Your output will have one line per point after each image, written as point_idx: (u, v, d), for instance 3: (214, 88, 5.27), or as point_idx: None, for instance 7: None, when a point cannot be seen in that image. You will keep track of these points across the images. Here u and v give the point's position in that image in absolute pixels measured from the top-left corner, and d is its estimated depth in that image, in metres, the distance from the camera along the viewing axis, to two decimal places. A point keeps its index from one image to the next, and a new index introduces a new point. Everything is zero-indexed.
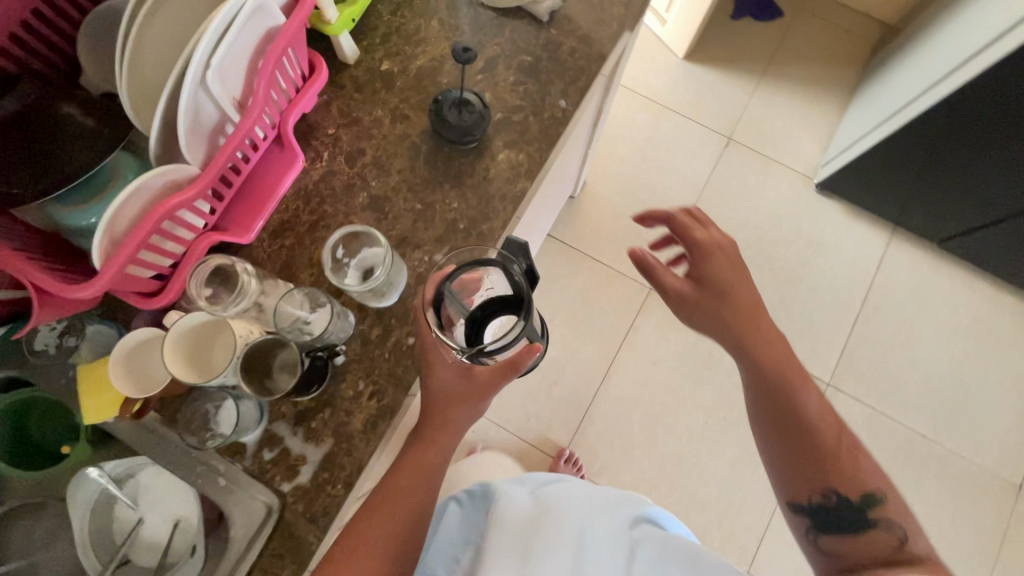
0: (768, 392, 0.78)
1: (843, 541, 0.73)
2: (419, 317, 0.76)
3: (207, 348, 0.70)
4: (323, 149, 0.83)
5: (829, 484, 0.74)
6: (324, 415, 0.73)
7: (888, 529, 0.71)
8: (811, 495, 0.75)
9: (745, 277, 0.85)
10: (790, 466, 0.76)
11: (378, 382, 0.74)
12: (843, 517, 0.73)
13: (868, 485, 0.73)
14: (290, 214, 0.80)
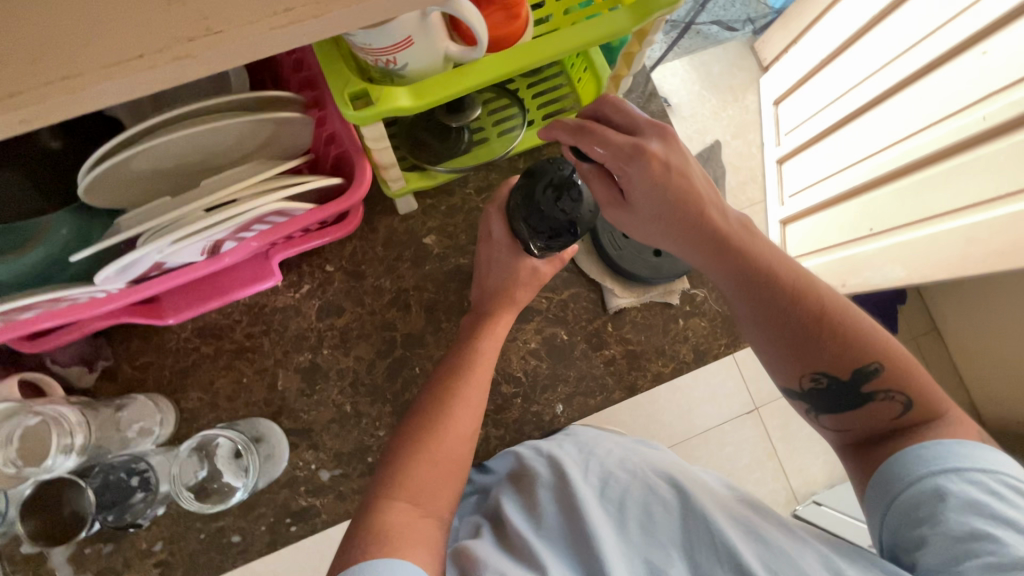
0: (723, 249, 0.53)
1: (852, 415, 0.55)
2: (257, 522, 0.67)
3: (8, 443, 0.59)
4: (307, 279, 0.72)
5: (828, 368, 0.54)
6: (101, 551, 0.64)
7: (887, 397, 0.53)
8: (800, 378, 0.55)
9: (690, 180, 0.50)
10: (780, 359, 0.55)
11: (173, 554, 0.65)
12: (844, 400, 0.54)
13: (867, 358, 0.53)
14: (225, 323, 0.70)
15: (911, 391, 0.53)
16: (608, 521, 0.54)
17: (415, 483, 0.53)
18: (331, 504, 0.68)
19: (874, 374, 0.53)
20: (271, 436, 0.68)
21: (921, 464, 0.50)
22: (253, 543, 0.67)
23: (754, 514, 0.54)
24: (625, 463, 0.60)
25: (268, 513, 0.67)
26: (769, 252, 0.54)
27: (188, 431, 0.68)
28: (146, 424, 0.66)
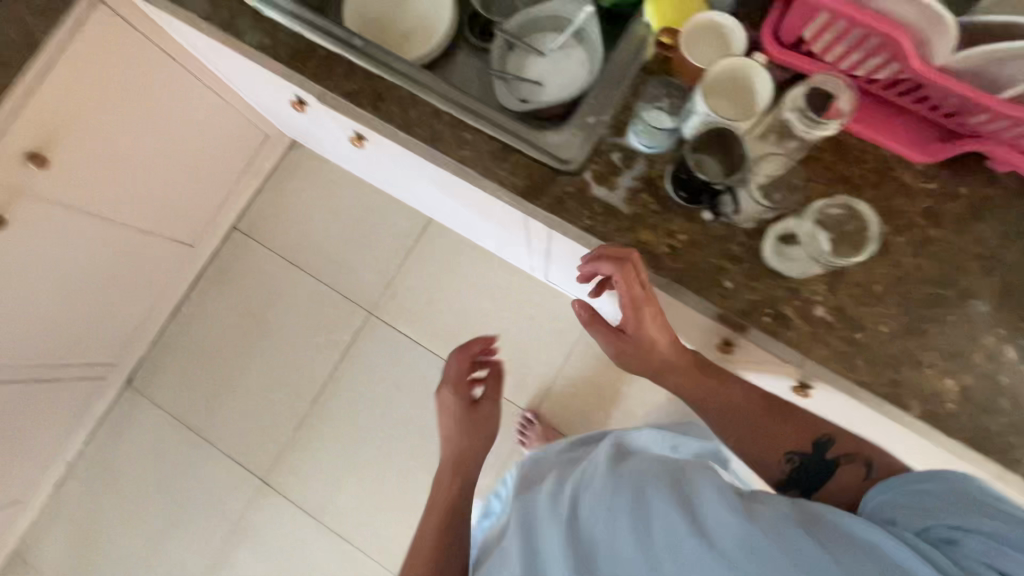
0: (754, 420, 0.78)
1: (827, 487, 0.73)
2: (745, 289, 0.74)
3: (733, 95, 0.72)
4: (934, 183, 0.75)
5: (795, 446, 0.76)
6: (650, 204, 0.77)
7: (849, 461, 0.73)
8: (781, 461, 0.76)
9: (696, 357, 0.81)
10: (765, 443, 0.77)
11: (680, 251, 0.75)
12: (818, 474, 0.74)
13: (821, 431, 0.76)
14: (852, 154, 0.76)
15: (862, 455, 0.73)
16: (629, 528, 0.61)
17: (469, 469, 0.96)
18: (797, 334, 0.73)
19: (829, 445, 0.75)
20: (877, 239, 0.72)
21: (889, 503, 0.62)
22: (730, 299, 0.74)
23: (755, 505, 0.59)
24: (614, 480, 0.71)
25: (755, 292, 0.74)
26: (734, 398, 0.80)
27: (776, 188, 0.74)
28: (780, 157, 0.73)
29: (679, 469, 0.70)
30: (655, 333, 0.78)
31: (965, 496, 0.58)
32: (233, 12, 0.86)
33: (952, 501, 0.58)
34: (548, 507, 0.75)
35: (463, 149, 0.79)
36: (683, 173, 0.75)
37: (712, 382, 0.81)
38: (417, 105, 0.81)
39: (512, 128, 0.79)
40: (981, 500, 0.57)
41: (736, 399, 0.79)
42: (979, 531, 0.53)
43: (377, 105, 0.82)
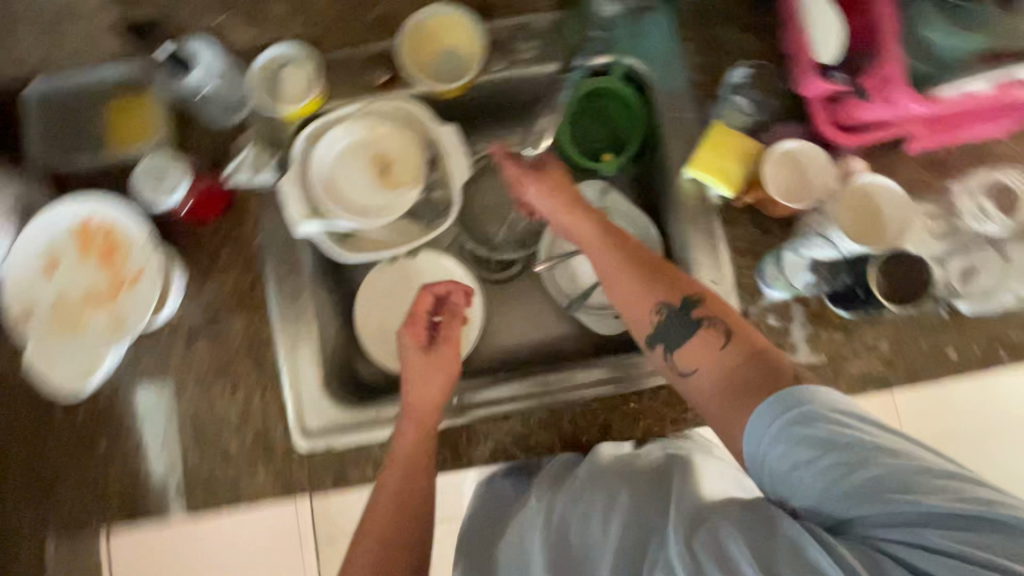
0: (636, 295, 0.61)
1: (689, 351, 0.56)
2: (974, 344, 0.69)
3: (869, 213, 0.66)
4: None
5: (666, 298, 0.59)
6: (835, 335, 0.71)
7: (710, 324, 0.56)
8: (652, 309, 0.60)
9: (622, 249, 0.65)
10: (638, 298, 0.61)
11: (896, 356, 0.70)
12: (674, 328, 0.58)
13: (690, 291, 0.59)
14: (950, 160, 0.72)
15: (730, 321, 0.56)
16: (558, 531, 0.57)
17: (420, 491, 0.63)
18: None
19: (698, 303, 0.58)
20: None
21: (807, 406, 0.46)
22: (966, 363, 0.69)
23: (768, 509, 0.45)
24: (586, 471, 0.63)
25: (982, 339, 0.69)
26: (639, 278, 0.62)
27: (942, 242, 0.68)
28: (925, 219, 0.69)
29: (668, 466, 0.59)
30: (608, 261, 0.65)
31: (844, 433, 0.44)
32: (307, 470, 0.71)
33: (878, 492, 0.41)
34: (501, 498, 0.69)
35: (640, 421, 0.71)
36: (860, 289, 0.66)
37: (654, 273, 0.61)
38: (562, 412, 0.72)
39: (610, 373, 0.74)
40: (842, 417, 0.45)
41: (636, 284, 0.61)
42: (934, 524, 0.39)
43: (529, 446, 0.72)
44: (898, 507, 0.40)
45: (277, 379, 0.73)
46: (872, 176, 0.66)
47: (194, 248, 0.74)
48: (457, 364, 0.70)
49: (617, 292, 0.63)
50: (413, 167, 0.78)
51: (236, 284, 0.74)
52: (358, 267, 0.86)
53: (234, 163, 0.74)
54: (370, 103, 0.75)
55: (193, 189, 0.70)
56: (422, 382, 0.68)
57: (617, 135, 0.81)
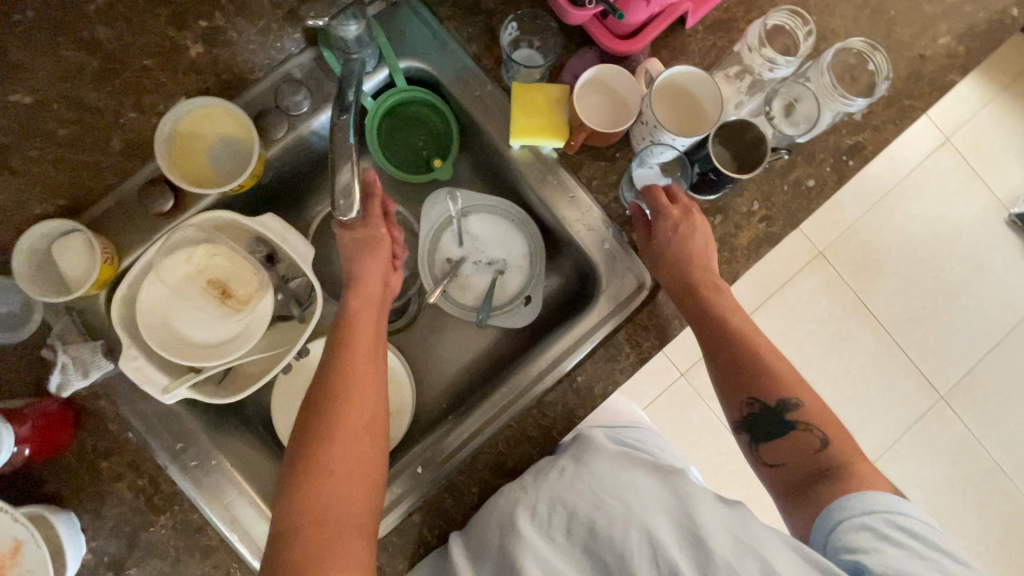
0: (721, 386, 0.64)
1: (779, 446, 0.60)
2: (824, 165, 0.73)
3: (680, 105, 0.67)
4: None
5: (753, 394, 0.61)
6: (714, 220, 0.73)
7: (810, 428, 0.59)
8: (740, 405, 0.62)
9: (682, 253, 0.67)
10: (724, 381, 0.63)
11: (770, 209, 0.74)
12: (773, 429, 0.60)
13: (787, 395, 0.60)
14: (726, 17, 0.74)
15: (800, 394, 0.60)
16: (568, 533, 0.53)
17: (349, 456, 0.56)
18: (873, 139, 0.74)
19: (791, 408, 0.60)
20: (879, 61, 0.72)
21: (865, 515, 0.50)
22: (827, 185, 0.74)
23: (756, 527, 0.49)
24: (584, 461, 0.59)
25: (827, 158, 0.74)
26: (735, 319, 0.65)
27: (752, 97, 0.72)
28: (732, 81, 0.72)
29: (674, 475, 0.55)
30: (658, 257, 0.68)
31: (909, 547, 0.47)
32: None
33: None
34: (493, 517, 0.59)
35: (595, 387, 0.71)
36: (712, 173, 0.66)
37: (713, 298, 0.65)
38: (525, 421, 0.70)
39: (610, 309, 0.73)
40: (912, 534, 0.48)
41: (717, 373, 0.64)
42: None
43: (511, 470, 0.70)
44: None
45: (236, 554, 0.65)
46: (671, 69, 0.66)
47: (68, 481, 0.65)
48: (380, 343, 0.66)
49: (720, 378, 0.63)
50: (253, 274, 0.70)
51: (137, 489, 0.65)
52: (259, 394, 0.79)
53: (57, 375, 0.63)
54: (168, 238, 0.67)
55: (23, 433, 0.60)
56: (359, 345, 0.64)
57: (438, 135, 0.79)
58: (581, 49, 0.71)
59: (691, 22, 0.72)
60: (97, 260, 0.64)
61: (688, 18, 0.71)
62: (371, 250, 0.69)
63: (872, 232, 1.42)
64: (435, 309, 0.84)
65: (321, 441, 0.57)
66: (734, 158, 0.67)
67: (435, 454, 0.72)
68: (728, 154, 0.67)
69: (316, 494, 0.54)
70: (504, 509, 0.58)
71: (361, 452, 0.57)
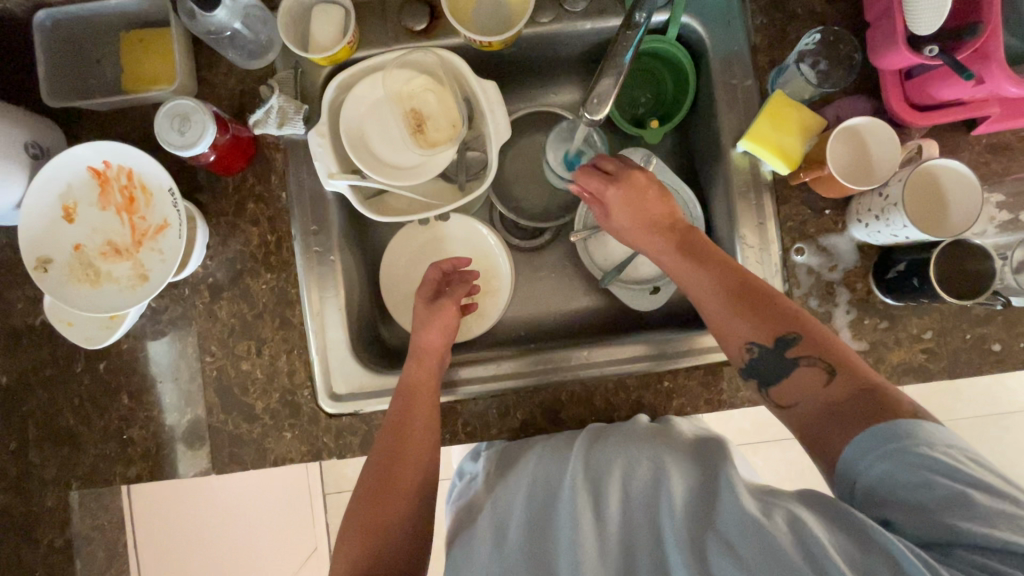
0: (721, 333, 0.59)
1: (790, 385, 0.54)
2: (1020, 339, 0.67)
3: (931, 199, 0.62)
4: None
5: (755, 336, 0.56)
6: (878, 323, 0.69)
7: (812, 361, 0.53)
8: (744, 352, 0.57)
9: (652, 200, 0.68)
10: (725, 327, 0.59)
11: (938, 346, 0.69)
12: (777, 366, 0.55)
13: (786, 328, 0.55)
14: (1018, 145, 0.68)
15: (833, 357, 0.52)
16: (597, 501, 0.53)
17: (414, 445, 0.63)
18: None
19: (795, 341, 0.54)
20: None
21: (916, 443, 0.44)
22: (1009, 358, 0.68)
23: (820, 513, 0.44)
24: (601, 437, 0.60)
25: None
26: (720, 275, 0.60)
27: (995, 234, 0.66)
28: (987, 207, 0.67)
29: (712, 457, 0.54)
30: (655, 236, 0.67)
31: (959, 483, 0.41)
32: (334, 435, 0.70)
33: (946, 530, 0.40)
34: (518, 478, 0.60)
35: (675, 399, 0.70)
36: (916, 278, 0.62)
37: (709, 267, 0.61)
38: (597, 389, 0.71)
39: (647, 351, 0.71)
40: (963, 461, 0.42)
41: (715, 316, 0.59)
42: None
43: (560, 422, 0.70)
44: (979, 540, 0.39)
45: (304, 339, 0.71)
46: (943, 161, 0.61)
47: (217, 201, 0.71)
48: (452, 332, 0.72)
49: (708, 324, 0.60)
50: (452, 125, 0.73)
51: (262, 240, 0.71)
52: (384, 228, 0.83)
53: (260, 112, 0.67)
54: (407, 52, 0.70)
55: (218, 140, 0.64)
56: (432, 334, 0.70)
57: (666, 99, 0.79)
58: (859, 94, 0.67)
59: (978, 131, 0.66)
60: (345, 36, 0.68)
61: (979, 127, 0.66)
62: (426, 322, 0.71)
63: (978, 441, 1.29)
64: (564, 249, 0.84)
65: (399, 416, 0.64)
66: (952, 280, 0.62)
67: (454, 385, 0.72)
68: (949, 271, 0.62)
69: (383, 467, 0.62)
70: (527, 479, 0.60)
71: (422, 442, 0.63)
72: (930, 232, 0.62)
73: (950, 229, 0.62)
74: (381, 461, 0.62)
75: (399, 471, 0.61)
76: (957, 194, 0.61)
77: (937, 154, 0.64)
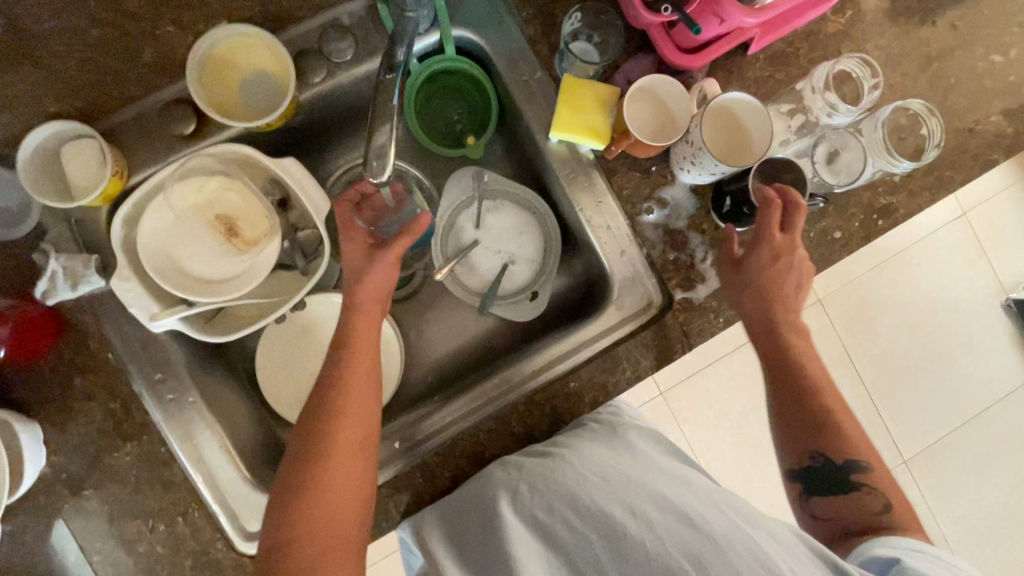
0: (783, 424, 0.64)
1: (832, 502, 0.60)
2: (854, 220, 0.72)
3: (731, 133, 0.66)
4: (845, 9, 0.74)
5: (820, 447, 0.61)
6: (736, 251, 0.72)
7: (873, 490, 0.59)
8: (800, 457, 0.62)
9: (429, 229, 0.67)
10: (793, 429, 0.63)
11: None
12: (827, 482, 0.61)
13: (857, 455, 0.60)
14: (788, 50, 0.73)
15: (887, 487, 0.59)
16: (558, 529, 0.49)
17: (337, 468, 0.55)
18: (906, 204, 0.72)
19: (857, 470, 0.60)
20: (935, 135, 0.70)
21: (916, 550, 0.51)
22: (853, 239, 0.73)
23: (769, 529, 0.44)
24: (560, 455, 0.55)
25: (859, 214, 0.72)
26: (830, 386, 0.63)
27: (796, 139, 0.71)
28: (784, 116, 0.71)
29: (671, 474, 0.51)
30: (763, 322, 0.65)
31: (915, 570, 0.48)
32: None
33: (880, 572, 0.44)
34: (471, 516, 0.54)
35: (585, 396, 0.70)
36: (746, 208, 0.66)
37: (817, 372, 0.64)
38: (510, 417, 0.70)
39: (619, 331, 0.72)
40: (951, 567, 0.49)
41: (801, 421, 0.62)
42: None
43: (486, 462, 0.69)
44: None
45: (194, 493, 0.64)
46: (728, 95, 0.64)
47: (38, 390, 0.63)
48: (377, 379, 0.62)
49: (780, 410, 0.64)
50: (264, 216, 0.68)
51: (106, 411, 0.64)
52: (246, 338, 0.77)
53: (45, 282, 0.60)
54: (183, 162, 0.64)
55: (1, 334, 0.58)
56: (359, 376, 0.60)
57: (473, 111, 0.78)
58: (638, 53, 0.69)
59: (752, 50, 0.70)
60: (106, 170, 0.61)
61: (751, 46, 0.70)
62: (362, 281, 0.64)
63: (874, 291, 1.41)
64: (438, 286, 0.82)
65: (318, 461, 0.55)
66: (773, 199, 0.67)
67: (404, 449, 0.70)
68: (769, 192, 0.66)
69: (297, 508, 0.54)
70: (485, 510, 0.53)
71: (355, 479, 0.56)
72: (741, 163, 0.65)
73: (755, 155, 0.65)
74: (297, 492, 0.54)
75: (322, 506, 0.54)
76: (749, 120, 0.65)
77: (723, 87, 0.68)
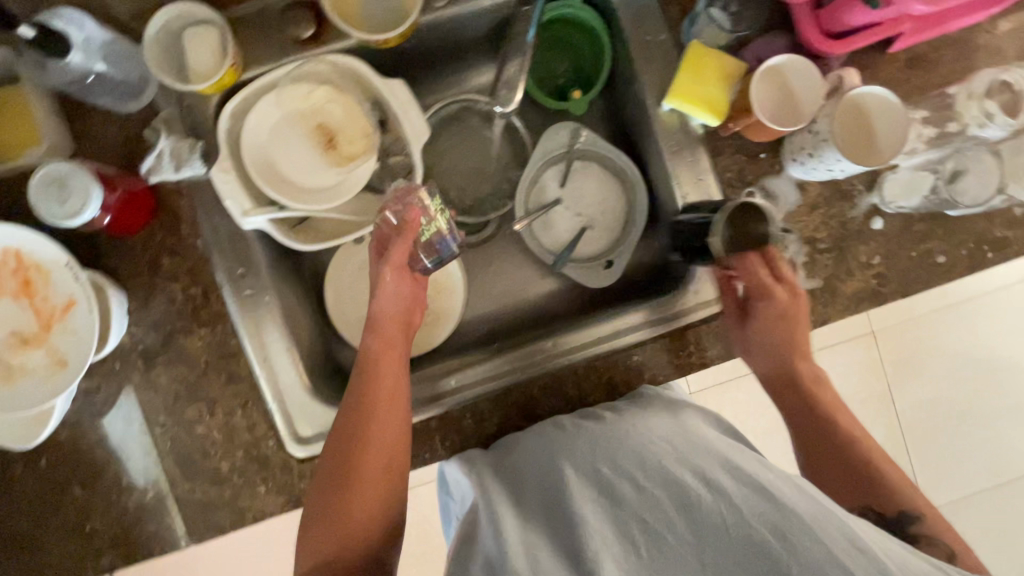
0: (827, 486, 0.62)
1: None
2: (962, 247, 0.68)
3: (857, 130, 0.62)
4: (1002, 22, 0.69)
5: (869, 502, 0.60)
6: (830, 256, 0.69)
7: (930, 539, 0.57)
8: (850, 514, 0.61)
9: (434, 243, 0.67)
10: (833, 485, 0.62)
11: (890, 269, 0.69)
12: None
13: (903, 501, 0.59)
14: (931, 56, 0.68)
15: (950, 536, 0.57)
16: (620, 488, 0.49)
17: (370, 462, 0.57)
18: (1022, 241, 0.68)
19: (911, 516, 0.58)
20: None
21: None
22: (956, 267, 0.69)
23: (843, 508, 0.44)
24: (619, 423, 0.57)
25: (969, 241, 0.68)
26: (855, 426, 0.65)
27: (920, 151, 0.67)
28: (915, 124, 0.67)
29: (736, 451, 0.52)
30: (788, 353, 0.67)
31: None
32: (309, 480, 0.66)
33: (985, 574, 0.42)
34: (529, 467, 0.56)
35: (646, 371, 0.69)
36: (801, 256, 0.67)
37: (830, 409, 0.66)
38: (567, 378, 0.69)
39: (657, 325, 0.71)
40: None
41: (832, 475, 0.63)
42: None
43: (536, 417, 0.69)
44: None
45: (255, 388, 0.67)
46: (866, 88, 0.61)
47: (128, 262, 0.65)
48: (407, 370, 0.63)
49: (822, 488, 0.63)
50: (365, 135, 0.68)
51: (186, 294, 0.66)
52: (319, 253, 0.78)
53: (151, 159, 0.61)
54: (299, 64, 0.64)
55: (109, 200, 0.59)
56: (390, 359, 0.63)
57: (583, 66, 0.75)
58: (773, 30, 0.65)
59: (893, 49, 0.66)
60: (226, 59, 0.61)
61: (895, 44, 0.66)
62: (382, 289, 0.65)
63: (935, 333, 1.35)
64: (511, 238, 0.82)
65: (347, 476, 0.57)
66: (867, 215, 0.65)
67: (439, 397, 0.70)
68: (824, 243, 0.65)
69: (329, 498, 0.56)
70: (545, 464, 0.55)
71: (387, 487, 0.58)
72: (863, 162, 0.62)
73: (880, 157, 0.62)
74: (333, 480, 0.57)
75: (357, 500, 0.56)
76: (884, 119, 0.61)
77: (859, 80, 0.64)
